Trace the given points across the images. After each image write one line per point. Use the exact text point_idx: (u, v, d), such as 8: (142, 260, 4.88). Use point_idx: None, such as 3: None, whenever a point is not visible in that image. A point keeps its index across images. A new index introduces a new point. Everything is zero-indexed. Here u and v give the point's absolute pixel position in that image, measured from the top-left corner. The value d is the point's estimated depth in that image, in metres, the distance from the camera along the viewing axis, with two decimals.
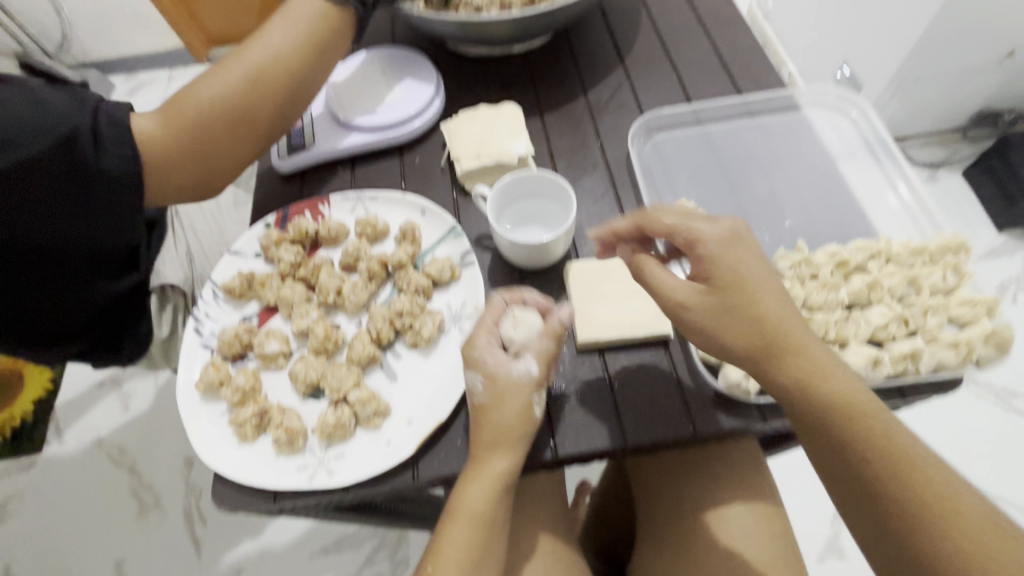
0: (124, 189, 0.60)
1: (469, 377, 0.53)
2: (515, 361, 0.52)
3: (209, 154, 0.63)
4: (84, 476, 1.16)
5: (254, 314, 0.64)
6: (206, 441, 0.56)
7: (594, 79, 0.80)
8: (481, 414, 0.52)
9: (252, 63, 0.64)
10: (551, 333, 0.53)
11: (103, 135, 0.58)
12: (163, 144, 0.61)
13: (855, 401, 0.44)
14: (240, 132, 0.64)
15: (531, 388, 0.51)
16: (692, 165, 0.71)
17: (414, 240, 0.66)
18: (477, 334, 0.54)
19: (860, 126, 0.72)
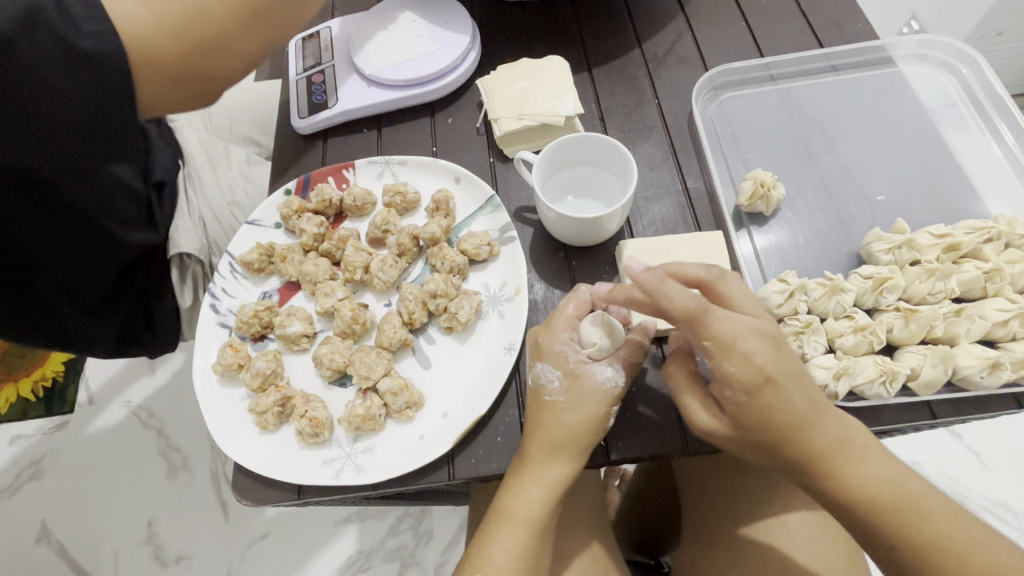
0: (111, 79, 0.47)
1: (543, 371, 0.47)
2: (599, 364, 0.46)
3: (209, 45, 0.50)
4: (112, 435, 1.10)
5: (275, 291, 0.59)
6: (225, 428, 0.51)
7: (650, 28, 0.71)
8: (537, 416, 0.46)
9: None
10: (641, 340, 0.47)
11: (74, 12, 0.45)
12: (154, 25, 0.47)
13: (885, 492, 0.40)
14: (247, 17, 0.51)
15: (614, 393, 0.46)
16: (766, 128, 0.62)
17: (448, 213, 0.59)
18: (556, 325, 0.48)
19: (968, 85, 0.62)
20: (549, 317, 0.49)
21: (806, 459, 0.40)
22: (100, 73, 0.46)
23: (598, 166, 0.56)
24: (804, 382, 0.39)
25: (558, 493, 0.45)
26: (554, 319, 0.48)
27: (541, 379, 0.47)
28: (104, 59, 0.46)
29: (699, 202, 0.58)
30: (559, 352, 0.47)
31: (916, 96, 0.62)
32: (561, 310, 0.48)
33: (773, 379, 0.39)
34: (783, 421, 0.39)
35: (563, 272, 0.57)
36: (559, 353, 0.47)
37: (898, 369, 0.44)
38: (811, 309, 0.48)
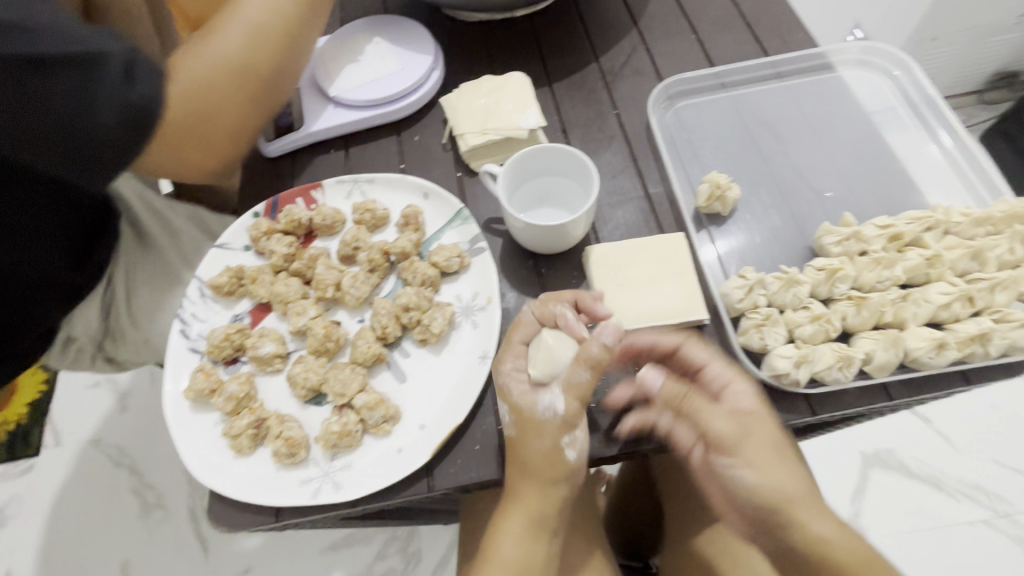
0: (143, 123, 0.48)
1: (499, 405, 0.49)
2: (541, 394, 0.46)
3: (226, 125, 0.53)
4: (81, 476, 1.06)
5: (246, 314, 0.58)
6: (198, 455, 0.50)
7: (606, 44, 0.74)
8: (515, 449, 0.46)
9: (251, 15, 0.55)
10: (585, 362, 0.45)
11: (133, 65, 0.47)
12: (184, 115, 0.50)
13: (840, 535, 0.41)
14: (256, 99, 0.55)
15: (556, 423, 0.45)
16: (719, 132, 0.65)
17: (418, 227, 0.60)
18: (506, 355, 0.49)
19: (901, 85, 0.66)
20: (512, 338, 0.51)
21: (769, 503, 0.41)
22: (131, 127, 0.42)
23: (562, 175, 0.57)
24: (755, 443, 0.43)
25: (536, 521, 0.46)
26: (506, 347, 0.50)
27: (499, 413, 0.49)
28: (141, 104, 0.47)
29: (660, 206, 0.60)
30: (506, 383, 0.48)
31: (857, 98, 0.65)
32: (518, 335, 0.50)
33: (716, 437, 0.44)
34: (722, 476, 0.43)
35: (533, 279, 0.58)
36: (505, 386, 0.48)
37: (853, 354, 0.46)
38: (771, 302, 0.51)
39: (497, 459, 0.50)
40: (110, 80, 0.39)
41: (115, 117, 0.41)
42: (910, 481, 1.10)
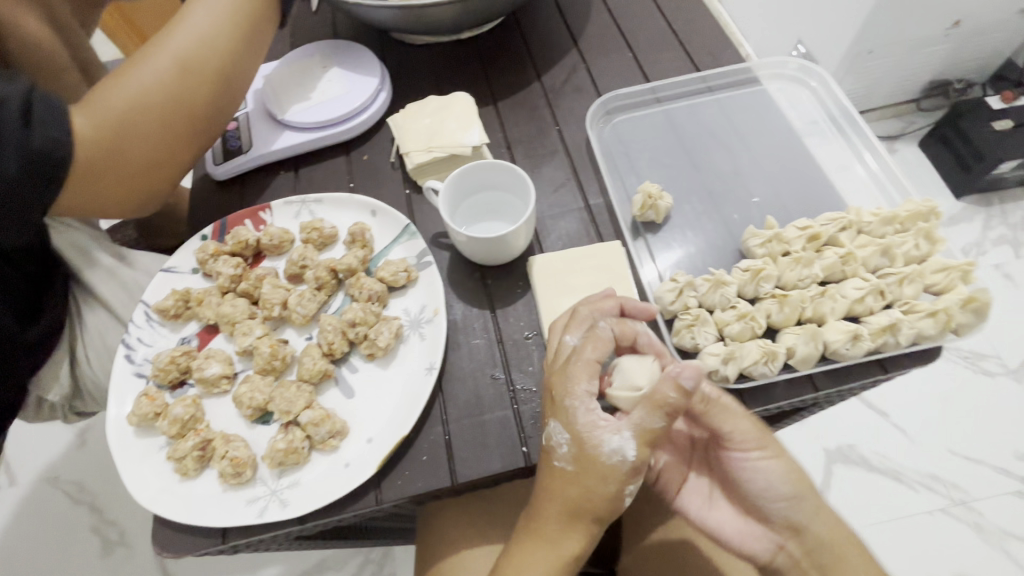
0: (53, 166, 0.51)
1: (554, 432, 0.45)
2: (609, 432, 0.43)
3: (148, 157, 0.58)
4: (37, 516, 1.02)
5: (193, 336, 0.58)
6: (141, 481, 0.50)
7: (548, 63, 0.77)
8: (558, 484, 0.44)
9: (177, 48, 0.59)
10: (658, 403, 0.42)
11: (35, 112, 0.50)
12: (105, 149, 0.54)
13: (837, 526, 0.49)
14: (182, 132, 0.60)
15: (625, 469, 0.42)
16: (654, 145, 0.68)
17: (365, 243, 0.61)
18: (579, 377, 0.45)
19: (820, 96, 0.70)
20: (568, 359, 0.47)
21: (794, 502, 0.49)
22: (33, 157, 0.49)
23: (502, 189, 0.60)
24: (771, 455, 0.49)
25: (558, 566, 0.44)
26: (574, 364, 0.46)
27: (552, 441, 0.45)
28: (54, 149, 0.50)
29: (600, 217, 0.63)
30: (571, 408, 0.44)
31: (783, 111, 0.70)
32: (579, 354, 0.46)
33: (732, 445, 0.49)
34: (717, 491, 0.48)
35: (479, 291, 0.60)
36: (571, 409, 0.44)
37: (778, 350, 0.49)
38: (701, 303, 0.53)
39: (445, 468, 0.50)
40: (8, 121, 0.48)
41: (16, 153, 0.48)
42: (871, 474, 1.13)
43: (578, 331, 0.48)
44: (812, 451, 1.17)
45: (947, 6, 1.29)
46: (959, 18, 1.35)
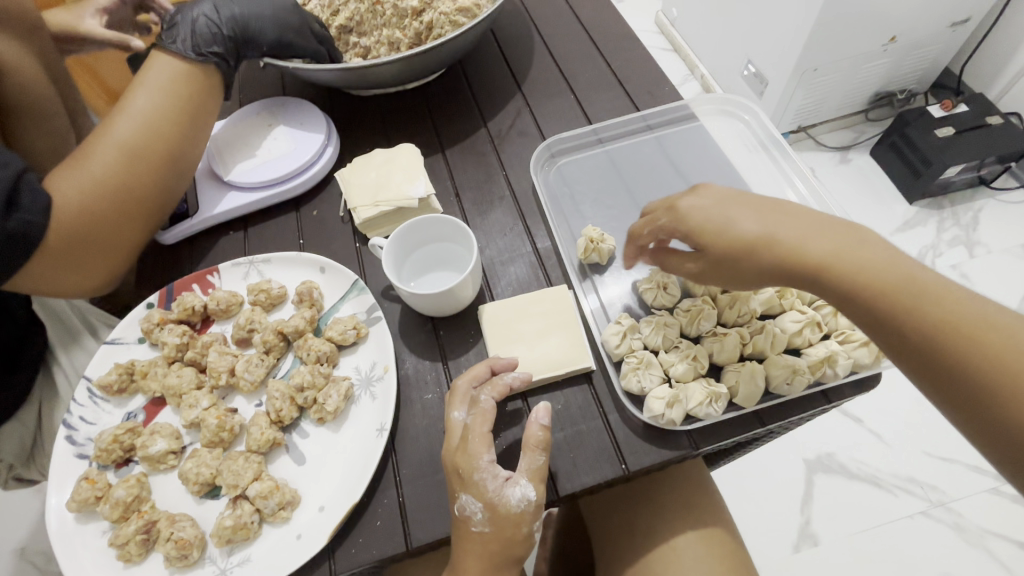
0: (19, 251, 0.52)
1: (467, 502, 0.47)
2: (510, 485, 0.47)
3: (103, 241, 0.59)
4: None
5: (140, 410, 0.57)
6: (83, 571, 0.48)
7: (493, 109, 0.79)
8: (475, 543, 0.47)
9: (123, 138, 0.60)
10: (534, 445, 0.48)
11: (18, 198, 0.52)
12: (62, 239, 0.56)
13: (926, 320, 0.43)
14: (135, 215, 0.61)
15: (532, 512, 0.47)
16: (598, 185, 0.70)
17: (313, 303, 0.61)
18: (477, 446, 0.48)
19: (753, 128, 0.73)
20: (459, 443, 0.49)
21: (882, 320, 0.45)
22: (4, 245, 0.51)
23: (448, 241, 0.60)
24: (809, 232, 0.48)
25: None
26: (469, 441, 0.48)
27: (466, 512, 0.47)
28: (23, 237, 0.52)
29: (548, 260, 0.64)
30: (480, 481, 0.47)
31: (722, 147, 0.72)
32: (468, 435, 0.49)
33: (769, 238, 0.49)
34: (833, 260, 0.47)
35: (431, 343, 0.60)
36: (479, 482, 0.47)
37: (719, 389, 0.50)
38: (645, 345, 0.55)
39: (400, 533, 0.50)
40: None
41: None
42: (850, 481, 1.14)
43: (460, 406, 0.50)
44: (792, 463, 1.18)
45: (882, 24, 1.35)
46: (896, 34, 1.41)
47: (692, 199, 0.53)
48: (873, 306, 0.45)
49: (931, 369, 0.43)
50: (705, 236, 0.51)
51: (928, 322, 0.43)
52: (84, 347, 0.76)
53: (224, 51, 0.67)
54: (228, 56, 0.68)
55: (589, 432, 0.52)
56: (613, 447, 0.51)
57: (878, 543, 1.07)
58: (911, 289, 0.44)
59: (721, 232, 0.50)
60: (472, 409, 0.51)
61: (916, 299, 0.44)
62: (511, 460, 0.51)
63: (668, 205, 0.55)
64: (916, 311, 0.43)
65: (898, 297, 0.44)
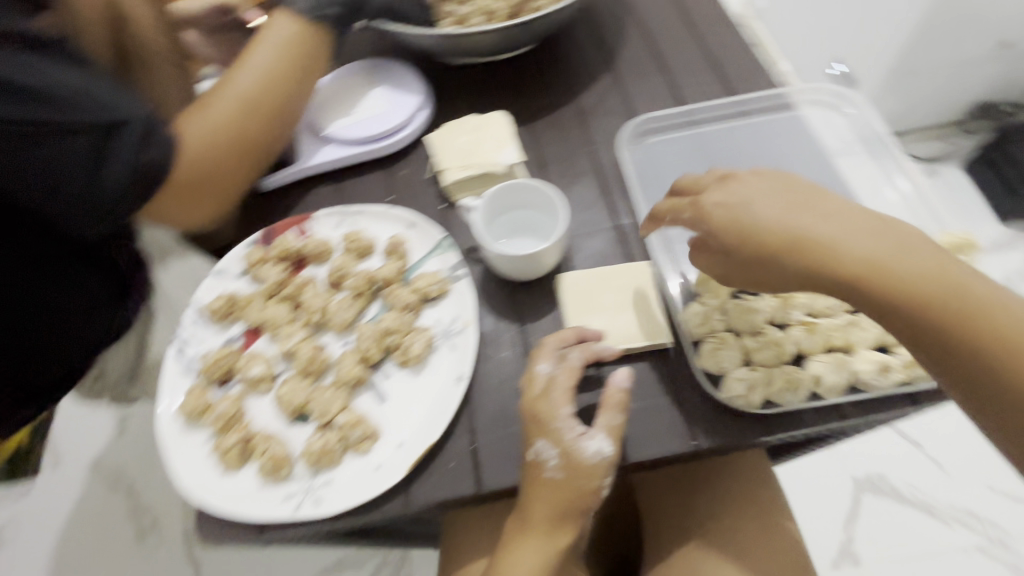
0: (148, 185, 0.57)
1: (542, 447, 0.49)
2: (585, 438, 0.49)
3: (219, 184, 0.64)
4: (94, 503, 1.23)
5: (239, 336, 0.62)
6: (187, 472, 0.53)
7: (583, 84, 0.79)
8: (545, 487, 0.48)
9: (243, 89, 0.65)
10: (612, 405, 0.50)
11: (152, 135, 0.56)
12: (187, 177, 0.61)
13: (955, 317, 0.42)
14: (247, 162, 0.66)
15: (605, 467, 0.48)
16: (686, 167, 0.70)
17: (402, 256, 0.64)
18: (561, 400, 0.50)
19: (856, 121, 0.70)
20: (540, 393, 0.51)
21: (925, 317, 0.43)
22: (138, 177, 0.55)
23: (537, 208, 0.62)
24: (825, 220, 0.46)
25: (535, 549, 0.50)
26: (552, 393, 0.50)
27: (540, 457, 0.49)
28: (153, 171, 0.56)
29: (630, 237, 0.64)
30: (559, 428, 0.49)
31: (819, 139, 0.70)
32: (552, 384, 0.51)
33: (791, 230, 0.46)
34: (855, 255, 0.44)
35: (509, 306, 0.62)
36: (558, 430, 0.49)
37: (803, 376, 0.50)
38: (729, 327, 0.55)
39: (471, 477, 0.52)
40: (126, 143, 0.54)
41: (129, 167, 0.55)
42: (900, 505, 1.10)
43: (548, 361, 0.52)
44: (839, 478, 1.14)
45: (994, 28, 1.25)
46: (1010, 39, 1.30)
47: (716, 194, 0.50)
48: (900, 305, 0.43)
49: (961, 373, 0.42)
50: (730, 225, 0.48)
51: (959, 324, 0.42)
52: (177, 267, 0.86)
53: (343, 11, 0.70)
54: (345, 17, 0.71)
55: (663, 405, 0.53)
56: (685, 422, 0.52)
57: (924, 573, 1.03)
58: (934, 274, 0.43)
59: (742, 227, 0.47)
60: (558, 364, 0.52)
61: (952, 287, 0.43)
62: (588, 423, 0.53)
63: (692, 198, 0.52)
64: (949, 298, 0.42)
65: (894, 276, 0.43)
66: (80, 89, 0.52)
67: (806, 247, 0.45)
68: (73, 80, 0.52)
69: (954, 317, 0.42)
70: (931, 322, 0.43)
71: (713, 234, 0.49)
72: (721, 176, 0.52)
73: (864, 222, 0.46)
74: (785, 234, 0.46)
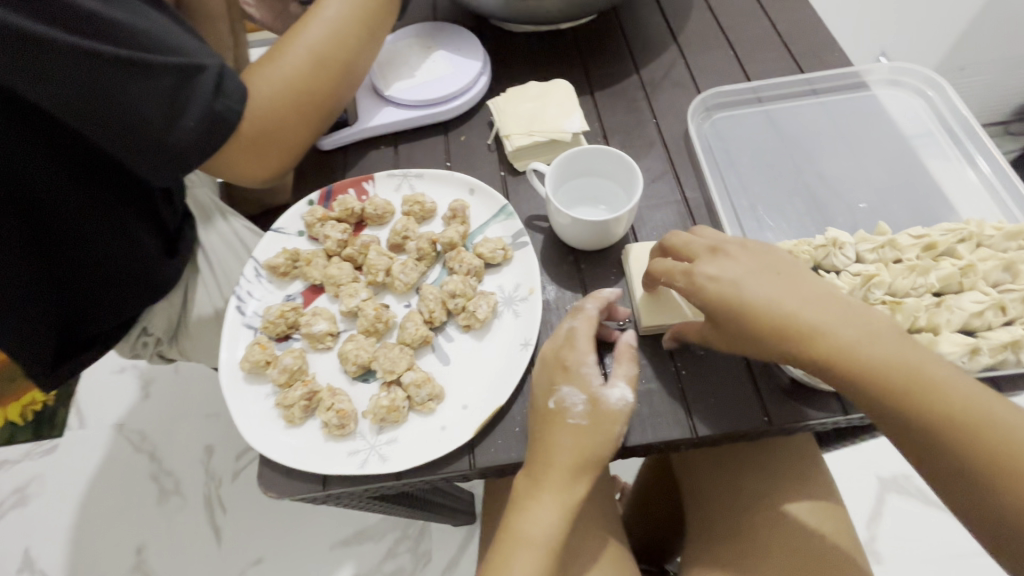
0: (217, 133, 0.56)
1: (568, 394, 0.49)
2: (608, 386, 0.49)
3: (285, 139, 0.63)
4: (119, 462, 1.25)
5: (299, 294, 0.61)
6: (250, 422, 0.53)
7: (647, 57, 0.77)
8: (568, 434, 0.48)
9: (312, 42, 0.64)
10: (627, 356, 0.51)
11: (222, 82, 0.56)
12: (255, 128, 0.60)
13: (944, 422, 0.43)
14: (312, 118, 0.65)
15: (627, 413, 0.49)
16: (755, 144, 0.68)
17: (465, 220, 0.63)
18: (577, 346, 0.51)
19: (934, 105, 0.68)
20: (562, 345, 0.51)
21: (916, 419, 0.43)
22: (208, 125, 0.55)
23: (606, 177, 0.61)
24: (820, 314, 0.45)
25: (570, 512, 0.49)
26: (575, 339, 0.51)
27: (565, 403, 0.49)
28: (223, 119, 0.56)
29: (697, 211, 0.63)
30: (585, 374, 0.50)
31: (893, 120, 0.68)
32: (573, 337, 0.51)
33: (795, 322, 0.46)
34: (850, 354, 0.44)
35: (573, 275, 0.61)
36: (584, 374, 0.49)
37: None
38: None
39: None
40: (200, 90, 0.54)
41: (200, 113, 0.54)
42: (929, 506, 1.09)
43: (568, 318, 0.53)
44: (868, 476, 1.13)
45: None
46: None
47: (708, 266, 0.49)
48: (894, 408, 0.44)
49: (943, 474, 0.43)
50: (722, 310, 0.47)
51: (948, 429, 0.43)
52: (219, 230, 0.77)
53: None
54: None
55: (732, 380, 0.52)
56: (755, 397, 0.51)
57: None
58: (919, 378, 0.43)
59: (738, 313, 0.46)
60: (576, 316, 0.53)
61: (930, 391, 0.43)
62: (657, 393, 0.52)
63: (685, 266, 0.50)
64: (932, 405, 0.43)
65: (873, 376, 0.44)
66: (156, 31, 0.52)
67: (800, 339, 0.45)
68: (148, 23, 0.52)
69: (944, 423, 0.43)
70: (914, 423, 0.44)
71: (706, 309, 0.48)
72: (712, 247, 0.50)
73: (858, 312, 0.46)
74: (786, 327, 0.46)
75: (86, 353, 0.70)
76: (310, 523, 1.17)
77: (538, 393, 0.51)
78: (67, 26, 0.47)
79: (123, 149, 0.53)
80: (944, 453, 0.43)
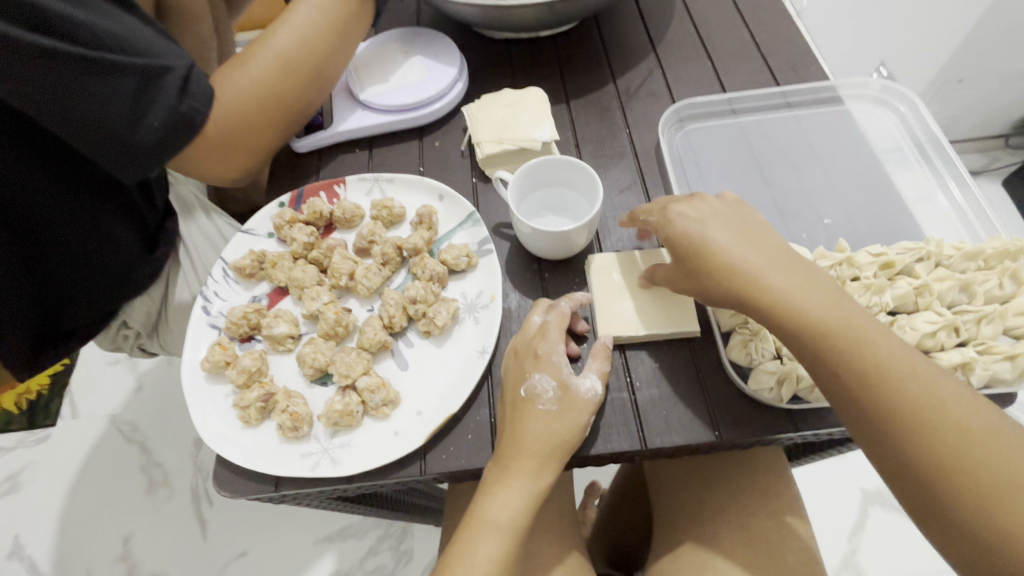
0: (184, 135, 0.57)
1: (539, 380, 0.50)
2: (580, 376, 0.51)
3: (253, 141, 0.64)
4: (108, 453, 1.26)
5: (264, 296, 0.62)
6: (208, 422, 0.54)
7: (624, 66, 0.77)
8: (535, 419, 0.49)
9: (282, 47, 0.64)
10: (602, 353, 0.53)
11: (189, 84, 0.56)
12: (222, 130, 0.60)
13: (913, 409, 0.42)
14: (280, 121, 0.66)
15: (596, 403, 0.50)
16: (726, 155, 0.68)
17: (431, 225, 0.63)
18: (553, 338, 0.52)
19: (907, 120, 0.68)
20: (535, 335, 0.52)
21: (882, 406, 0.42)
22: (174, 127, 0.56)
23: (571, 187, 0.61)
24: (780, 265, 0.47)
25: (519, 524, 0.49)
26: (544, 332, 0.52)
27: (537, 389, 0.50)
28: (189, 121, 0.57)
29: None
30: (556, 362, 0.51)
31: (864, 134, 0.68)
32: (545, 329, 0.52)
33: (756, 275, 0.47)
34: (807, 309, 0.45)
35: (536, 283, 0.61)
36: (552, 362, 0.51)
37: None
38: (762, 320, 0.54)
39: (488, 449, 0.52)
40: (166, 91, 0.54)
41: (165, 115, 0.55)
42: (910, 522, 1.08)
43: (541, 312, 0.55)
44: (850, 490, 1.12)
45: None
46: None
47: (682, 206, 0.51)
48: (857, 393, 0.43)
49: (908, 471, 0.42)
50: (683, 247, 0.49)
51: (911, 420, 0.41)
52: (201, 226, 0.76)
53: None
54: None
55: (683, 393, 0.53)
56: (704, 412, 0.52)
57: None
58: (876, 356, 0.43)
59: (696, 248, 0.48)
60: (549, 313, 0.54)
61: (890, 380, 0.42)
62: (609, 402, 0.53)
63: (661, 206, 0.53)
64: (898, 395, 0.42)
65: (834, 350, 0.44)
66: (121, 31, 0.52)
67: (755, 287, 0.46)
68: (113, 24, 0.52)
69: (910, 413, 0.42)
70: (879, 412, 0.43)
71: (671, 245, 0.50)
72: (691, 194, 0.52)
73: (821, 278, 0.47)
74: (745, 276, 0.47)
75: (69, 344, 0.71)
76: (291, 519, 1.18)
77: (505, 385, 0.52)
78: (29, 27, 0.48)
79: (91, 149, 0.54)
80: (907, 445, 0.42)
